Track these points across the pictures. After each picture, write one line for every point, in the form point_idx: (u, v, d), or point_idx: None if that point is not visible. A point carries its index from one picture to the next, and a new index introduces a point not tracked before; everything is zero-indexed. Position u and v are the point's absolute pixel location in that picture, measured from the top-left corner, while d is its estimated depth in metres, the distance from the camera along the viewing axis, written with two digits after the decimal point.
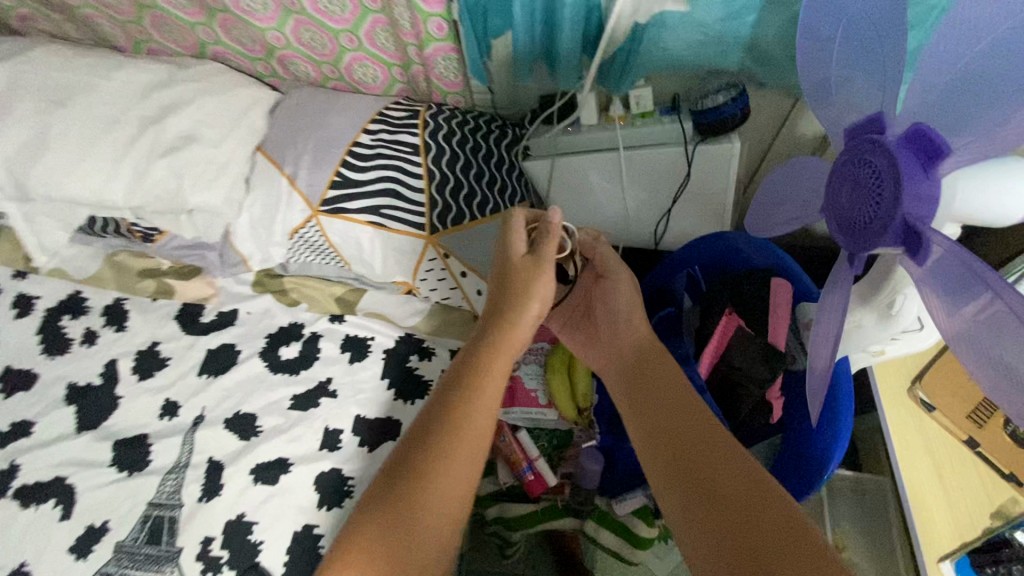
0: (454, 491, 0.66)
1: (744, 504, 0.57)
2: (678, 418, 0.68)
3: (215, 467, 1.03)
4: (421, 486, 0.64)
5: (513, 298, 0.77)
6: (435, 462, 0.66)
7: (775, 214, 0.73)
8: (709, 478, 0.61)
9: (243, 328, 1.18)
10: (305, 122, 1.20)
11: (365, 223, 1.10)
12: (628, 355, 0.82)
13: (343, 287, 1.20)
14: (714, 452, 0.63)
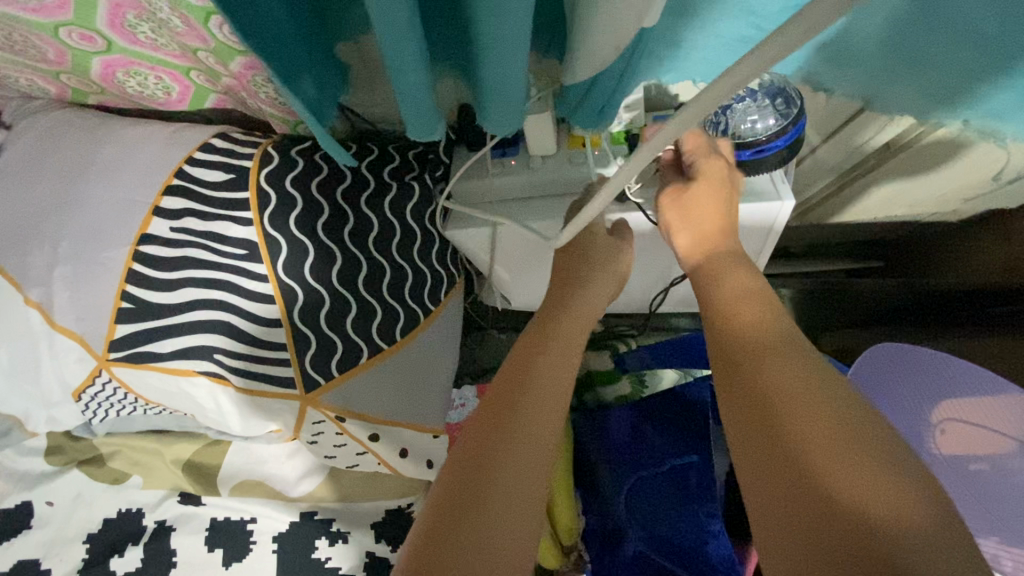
0: (523, 455, 0.44)
1: (834, 405, 0.37)
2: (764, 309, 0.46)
3: None
4: (483, 447, 0.44)
5: (574, 277, 0.62)
6: (499, 423, 0.46)
7: (915, 400, 0.70)
8: (797, 372, 0.39)
9: (44, 531, 0.76)
10: (47, 193, 0.67)
11: (192, 372, 0.64)
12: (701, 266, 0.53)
13: (193, 445, 0.78)
14: (788, 336, 0.42)
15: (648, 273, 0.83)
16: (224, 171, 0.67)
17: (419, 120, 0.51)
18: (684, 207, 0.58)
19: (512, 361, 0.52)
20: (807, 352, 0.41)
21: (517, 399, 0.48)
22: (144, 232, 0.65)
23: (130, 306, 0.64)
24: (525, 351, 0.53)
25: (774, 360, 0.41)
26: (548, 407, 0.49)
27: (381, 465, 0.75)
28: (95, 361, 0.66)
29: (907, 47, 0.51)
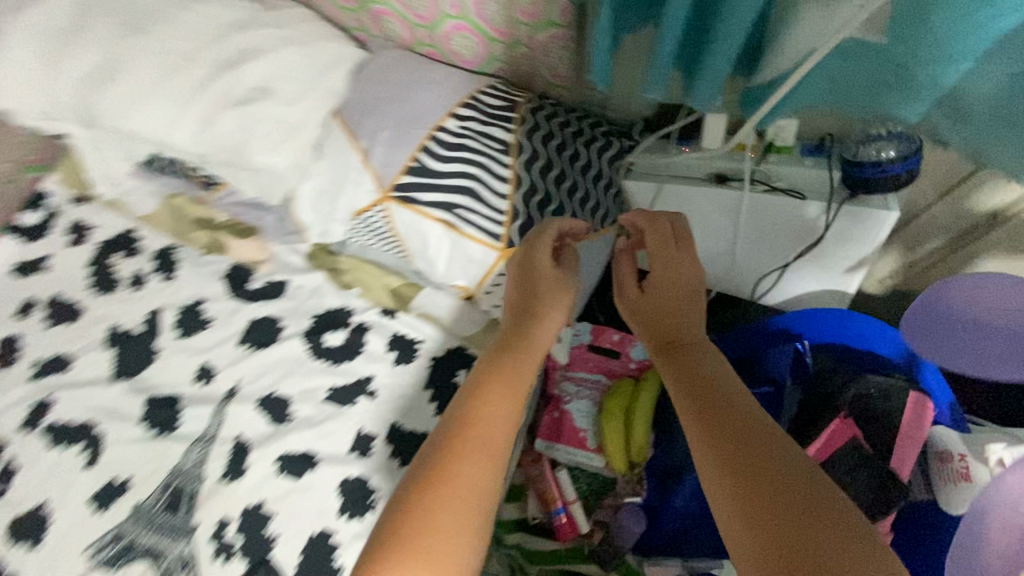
0: (480, 490, 0.54)
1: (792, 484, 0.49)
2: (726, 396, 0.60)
3: (242, 447, 0.99)
4: (467, 498, 0.53)
5: (537, 308, 0.73)
6: (484, 466, 0.55)
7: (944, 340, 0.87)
8: (770, 477, 0.50)
9: (291, 302, 1.12)
10: (388, 90, 1.06)
11: (434, 219, 0.98)
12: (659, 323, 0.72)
13: (400, 279, 1.11)
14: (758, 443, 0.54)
15: (769, 258, 1.02)
16: (501, 100, 1.03)
17: (654, 70, 0.85)
18: (644, 302, 0.74)
19: (488, 398, 0.60)
20: (782, 454, 0.52)
21: (496, 451, 0.57)
22: (441, 123, 1.01)
23: (417, 166, 0.99)
24: (490, 386, 0.61)
25: (753, 445, 0.53)
26: (500, 441, 0.58)
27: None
28: (377, 194, 1.02)
29: (1011, 113, 0.72)
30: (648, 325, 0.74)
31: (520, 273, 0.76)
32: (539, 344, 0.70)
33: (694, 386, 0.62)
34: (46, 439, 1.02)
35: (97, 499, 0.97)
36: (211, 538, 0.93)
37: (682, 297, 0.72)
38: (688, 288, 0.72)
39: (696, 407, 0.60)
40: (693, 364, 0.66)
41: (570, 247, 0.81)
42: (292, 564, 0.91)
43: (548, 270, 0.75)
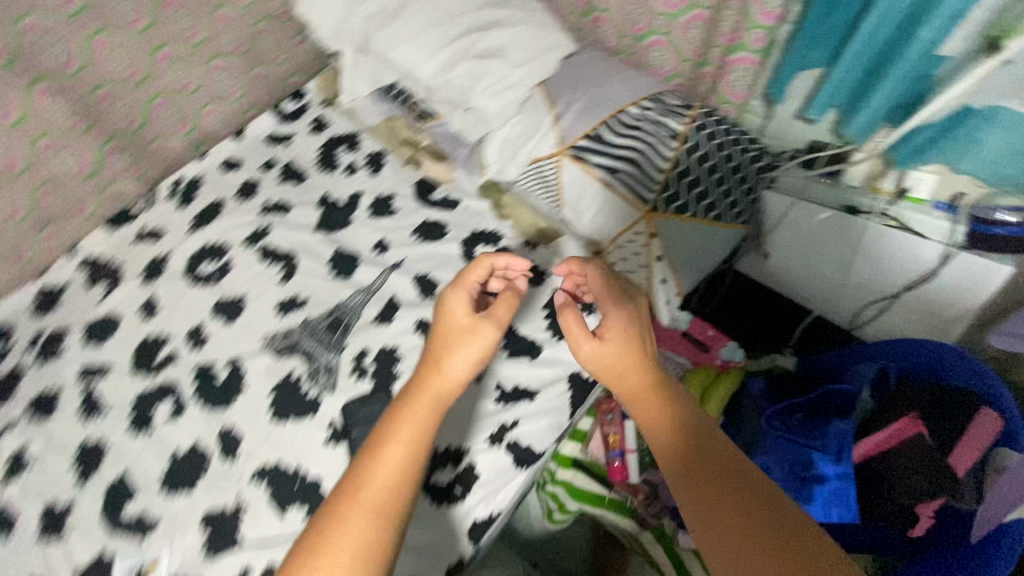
0: (393, 485, 0.66)
1: (744, 498, 0.64)
2: (674, 428, 0.73)
3: (392, 306, 1.25)
4: (385, 510, 0.64)
5: (470, 323, 0.80)
6: (386, 509, 0.64)
7: None
8: (724, 484, 0.66)
9: (457, 216, 1.39)
10: (588, 75, 1.32)
11: (597, 176, 1.20)
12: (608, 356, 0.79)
13: (546, 224, 1.34)
14: (703, 463, 0.69)
15: (875, 291, 1.16)
16: (678, 101, 1.26)
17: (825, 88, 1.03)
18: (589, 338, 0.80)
19: (401, 438, 0.69)
20: (738, 476, 0.67)
21: (408, 478, 0.67)
22: (625, 107, 1.25)
23: (597, 135, 1.23)
24: (413, 407, 0.72)
25: (706, 479, 0.67)
26: (412, 446, 0.69)
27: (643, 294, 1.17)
28: (557, 148, 1.27)
29: None
30: (603, 369, 0.79)
31: (443, 317, 0.83)
32: (450, 378, 0.75)
33: (654, 405, 0.76)
34: (259, 255, 1.35)
35: (280, 306, 1.27)
36: (354, 359, 1.19)
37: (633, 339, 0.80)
38: (634, 331, 0.80)
39: (664, 437, 0.73)
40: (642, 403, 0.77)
41: (507, 297, 0.85)
42: None
43: (462, 317, 0.82)
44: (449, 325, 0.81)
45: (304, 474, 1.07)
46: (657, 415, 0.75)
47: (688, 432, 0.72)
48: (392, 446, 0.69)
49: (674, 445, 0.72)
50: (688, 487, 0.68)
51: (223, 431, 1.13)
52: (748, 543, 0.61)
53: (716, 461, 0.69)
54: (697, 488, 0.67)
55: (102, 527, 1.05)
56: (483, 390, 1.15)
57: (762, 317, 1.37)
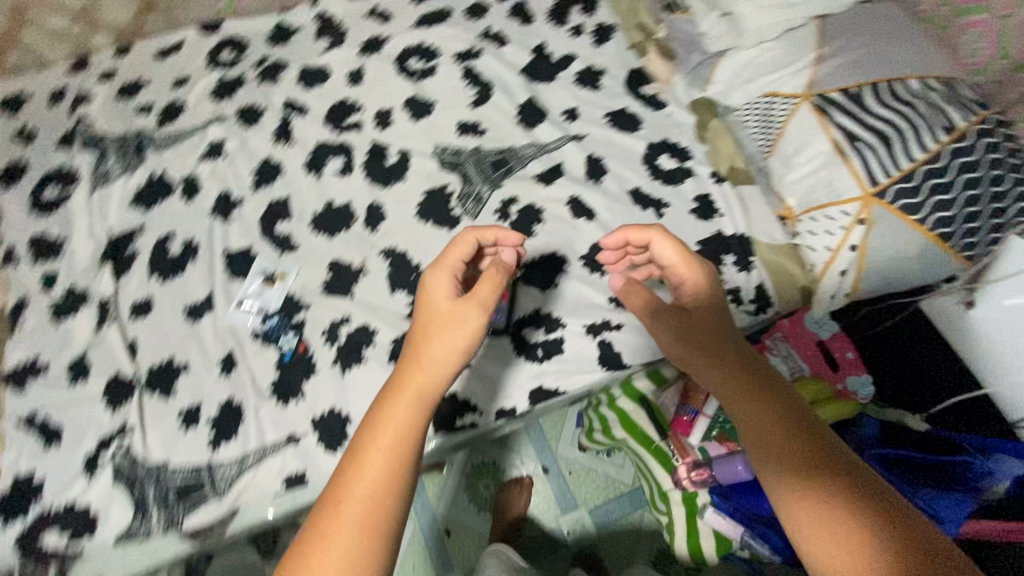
0: (398, 461, 0.61)
1: (829, 471, 0.61)
2: (750, 404, 0.68)
3: (557, 170, 1.23)
4: (379, 509, 0.59)
5: (418, 339, 0.71)
6: (393, 476, 0.61)
7: None
8: (810, 457, 0.62)
9: (656, 119, 1.31)
10: (880, 28, 1.14)
11: (830, 136, 1.09)
12: (691, 333, 0.75)
13: (743, 165, 1.23)
14: (794, 443, 0.63)
15: None
16: (974, 95, 1.06)
17: None
18: (657, 311, 0.81)
19: (381, 432, 0.64)
20: (821, 448, 0.63)
21: (401, 466, 0.61)
22: (907, 77, 1.08)
23: (856, 93, 1.09)
24: (392, 411, 0.65)
25: (793, 442, 0.64)
26: (398, 436, 0.63)
27: (809, 281, 1.12)
28: (801, 92, 1.15)
29: None
30: (682, 335, 0.76)
31: (424, 306, 0.75)
32: (436, 373, 0.67)
33: (742, 394, 0.69)
34: (460, 72, 1.36)
35: (461, 126, 1.30)
36: (501, 200, 1.20)
37: (702, 300, 0.79)
38: (711, 298, 0.78)
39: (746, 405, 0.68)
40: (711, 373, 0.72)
41: (492, 277, 0.77)
42: (533, 255, 1.14)
43: (446, 303, 0.74)
44: (417, 330, 0.73)
45: (421, 272, 1.14)
46: (743, 399, 0.68)
47: (762, 408, 0.67)
48: (393, 411, 0.65)
49: (762, 424, 0.66)
50: (776, 464, 0.63)
51: (372, 205, 1.21)
52: (845, 529, 0.57)
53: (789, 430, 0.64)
54: (794, 483, 0.61)
55: (256, 228, 1.18)
56: (604, 284, 1.12)
57: (914, 369, 1.20)
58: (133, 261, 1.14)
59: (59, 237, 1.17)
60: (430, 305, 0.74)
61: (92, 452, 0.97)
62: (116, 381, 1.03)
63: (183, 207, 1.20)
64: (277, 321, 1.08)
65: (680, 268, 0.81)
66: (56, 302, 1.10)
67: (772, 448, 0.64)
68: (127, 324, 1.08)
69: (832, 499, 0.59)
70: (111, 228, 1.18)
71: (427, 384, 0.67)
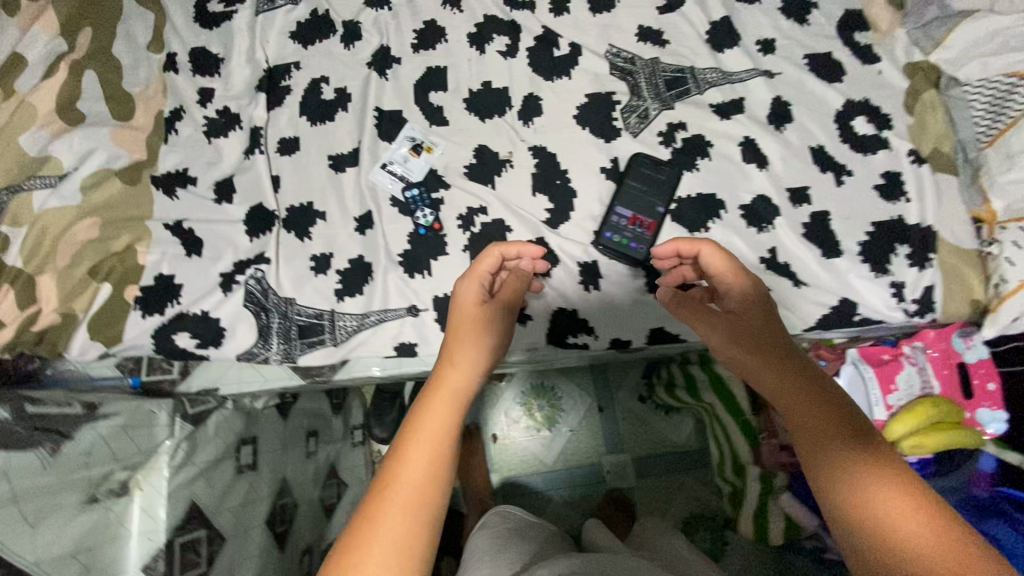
0: (436, 450, 0.56)
1: (869, 451, 0.53)
2: (793, 390, 0.59)
3: (738, 105, 1.11)
4: (416, 500, 0.53)
5: (460, 333, 0.69)
6: (427, 460, 0.55)
7: None
8: (846, 432, 0.55)
9: (862, 73, 1.14)
10: None
11: None
12: (738, 336, 0.66)
13: (948, 150, 1.08)
14: (852, 456, 0.53)
15: None
16: None
17: None
18: (716, 324, 0.69)
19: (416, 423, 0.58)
20: (857, 429, 0.55)
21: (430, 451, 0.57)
22: None
23: None
24: (429, 409, 0.59)
25: (834, 417, 0.56)
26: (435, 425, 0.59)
27: (990, 298, 0.99)
28: None
29: None
30: (729, 337, 0.67)
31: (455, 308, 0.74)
32: (466, 381, 0.63)
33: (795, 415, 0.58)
34: None
35: (642, 31, 1.16)
36: (668, 124, 1.10)
37: (754, 300, 0.68)
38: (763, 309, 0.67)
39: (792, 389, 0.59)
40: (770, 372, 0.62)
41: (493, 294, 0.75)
42: (690, 191, 1.06)
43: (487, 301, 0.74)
44: (455, 327, 0.70)
45: (567, 178, 1.07)
46: (787, 385, 0.60)
47: (805, 390, 0.59)
48: (420, 415, 0.58)
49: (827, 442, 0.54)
50: (818, 453, 0.55)
51: (530, 95, 1.13)
52: (893, 525, 0.48)
53: (832, 410, 0.57)
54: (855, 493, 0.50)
55: (410, 92, 1.12)
56: (758, 241, 1.04)
57: None
58: (286, 95, 1.12)
59: (219, 53, 1.14)
60: (457, 306, 0.72)
61: (228, 271, 1.01)
62: (259, 210, 1.04)
63: (341, 52, 1.15)
64: (418, 191, 1.05)
65: (719, 261, 0.72)
66: (211, 119, 1.10)
67: (812, 428, 0.56)
68: (273, 157, 1.08)
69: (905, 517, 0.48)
70: (268, 56, 1.15)
71: (451, 376, 0.62)
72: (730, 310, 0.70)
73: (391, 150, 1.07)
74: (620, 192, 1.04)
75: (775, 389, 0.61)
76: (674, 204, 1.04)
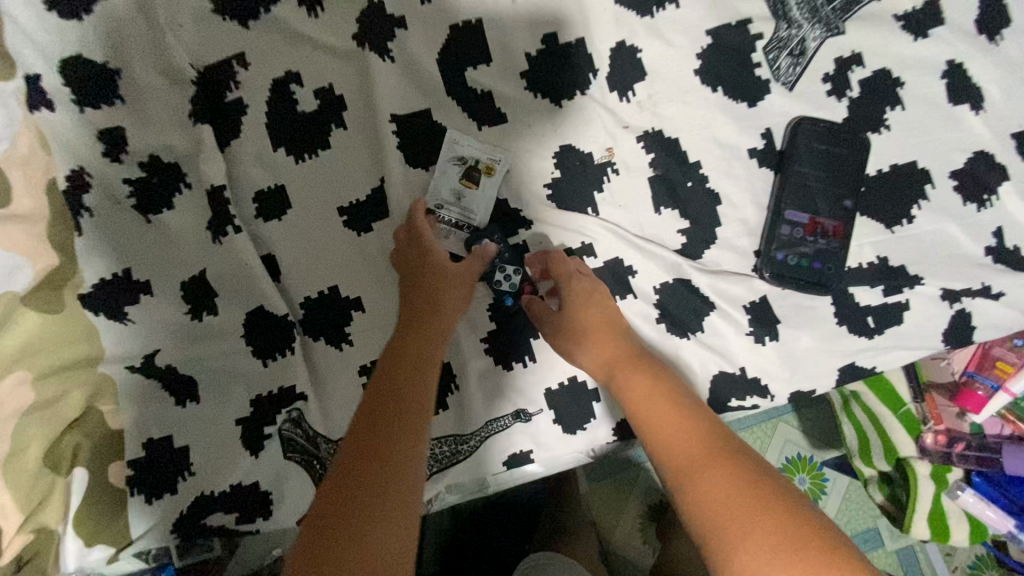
0: (417, 389, 0.56)
1: (687, 401, 0.59)
2: (622, 353, 0.64)
3: (934, 12, 0.73)
4: (401, 419, 0.52)
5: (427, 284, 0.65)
6: (411, 377, 0.57)
7: None
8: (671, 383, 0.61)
9: None
10: None
11: None
12: (580, 305, 0.67)
13: None
14: (668, 387, 0.60)
15: None
16: None
17: None
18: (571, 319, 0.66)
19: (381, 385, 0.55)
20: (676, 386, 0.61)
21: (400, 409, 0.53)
22: None
23: None
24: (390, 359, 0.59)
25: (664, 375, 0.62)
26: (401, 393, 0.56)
27: None
28: None
29: None
30: (585, 339, 0.65)
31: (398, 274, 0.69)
32: (434, 326, 0.63)
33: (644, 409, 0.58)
34: None
35: None
36: (835, 60, 0.72)
37: (584, 290, 0.68)
38: (592, 304, 0.67)
39: (621, 348, 0.65)
40: (608, 341, 0.66)
41: (471, 262, 0.68)
42: (879, 165, 0.72)
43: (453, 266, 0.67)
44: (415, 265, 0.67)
45: (702, 176, 0.72)
46: (622, 344, 0.65)
47: (639, 356, 0.64)
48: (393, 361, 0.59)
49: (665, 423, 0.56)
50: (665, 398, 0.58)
51: (621, 47, 0.72)
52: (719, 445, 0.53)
53: (658, 373, 0.62)
54: (687, 466, 0.51)
55: (436, 77, 0.71)
56: (980, 224, 0.73)
57: None
58: (242, 117, 0.70)
59: (106, 60, 0.68)
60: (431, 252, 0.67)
61: (246, 416, 0.69)
62: (262, 318, 0.69)
63: (306, 25, 0.70)
64: (487, 241, 0.69)
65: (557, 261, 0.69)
66: (137, 182, 0.69)
67: (647, 376, 0.61)
68: (254, 225, 0.70)
69: (721, 487, 0.49)
70: (191, 52, 0.70)
71: (411, 329, 0.62)
72: (578, 296, 0.68)
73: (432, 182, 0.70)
74: (785, 189, 0.71)
75: (606, 352, 0.65)
76: (861, 191, 0.72)
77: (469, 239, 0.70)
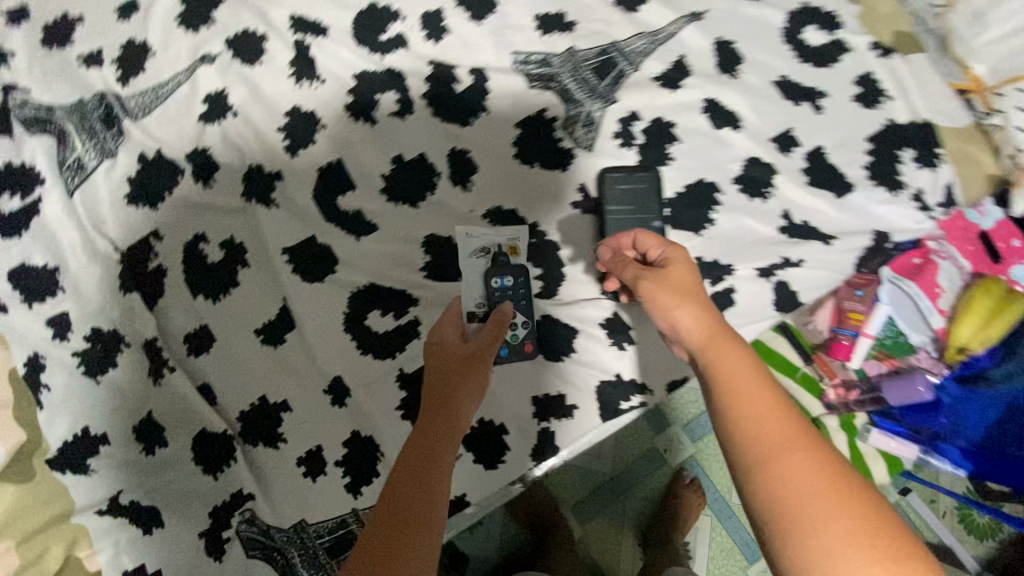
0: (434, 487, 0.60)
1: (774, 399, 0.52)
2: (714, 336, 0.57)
3: (681, 68, 0.95)
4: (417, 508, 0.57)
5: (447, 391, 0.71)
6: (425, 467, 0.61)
7: None
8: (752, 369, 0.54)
9: None
10: None
11: None
12: (677, 277, 0.64)
13: (908, 27, 0.97)
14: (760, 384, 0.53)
15: None
16: None
17: None
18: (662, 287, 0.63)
19: (409, 457, 0.63)
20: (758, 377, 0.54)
21: (429, 474, 0.60)
22: None
23: None
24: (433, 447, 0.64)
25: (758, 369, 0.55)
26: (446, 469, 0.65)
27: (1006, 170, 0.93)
28: None
29: None
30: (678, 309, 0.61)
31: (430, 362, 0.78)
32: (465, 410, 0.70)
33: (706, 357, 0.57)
34: None
35: (542, 20, 0.96)
36: (620, 120, 0.93)
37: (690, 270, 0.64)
38: (691, 266, 0.65)
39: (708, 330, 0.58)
40: (687, 319, 0.59)
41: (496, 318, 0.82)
42: (675, 189, 0.91)
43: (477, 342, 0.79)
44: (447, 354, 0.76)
45: (542, 232, 0.90)
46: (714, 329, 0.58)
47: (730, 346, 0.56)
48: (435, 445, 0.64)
49: (734, 369, 0.53)
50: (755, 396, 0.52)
51: (453, 152, 0.91)
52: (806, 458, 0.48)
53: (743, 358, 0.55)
54: (781, 450, 0.48)
55: (313, 209, 0.88)
56: (767, 211, 0.91)
57: None
58: (164, 279, 0.86)
59: (46, 262, 0.84)
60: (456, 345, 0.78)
61: (207, 528, 0.78)
62: (205, 439, 0.81)
63: (204, 196, 0.88)
64: (510, 279, 0.86)
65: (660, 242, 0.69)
66: (82, 353, 0.82)
67: (735, 368, 0.54)
68: (189, 364, 0.84)
69: (828, 502, 0.45)
70: (115, 239, 0.87)
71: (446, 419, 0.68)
72: (683, 269, 0.64)
73: (372, 257, 0.87)
74: (607, 225, 0.88)
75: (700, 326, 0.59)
76: (666, 211, 0.90)
77: (492, 270, 0.86)
